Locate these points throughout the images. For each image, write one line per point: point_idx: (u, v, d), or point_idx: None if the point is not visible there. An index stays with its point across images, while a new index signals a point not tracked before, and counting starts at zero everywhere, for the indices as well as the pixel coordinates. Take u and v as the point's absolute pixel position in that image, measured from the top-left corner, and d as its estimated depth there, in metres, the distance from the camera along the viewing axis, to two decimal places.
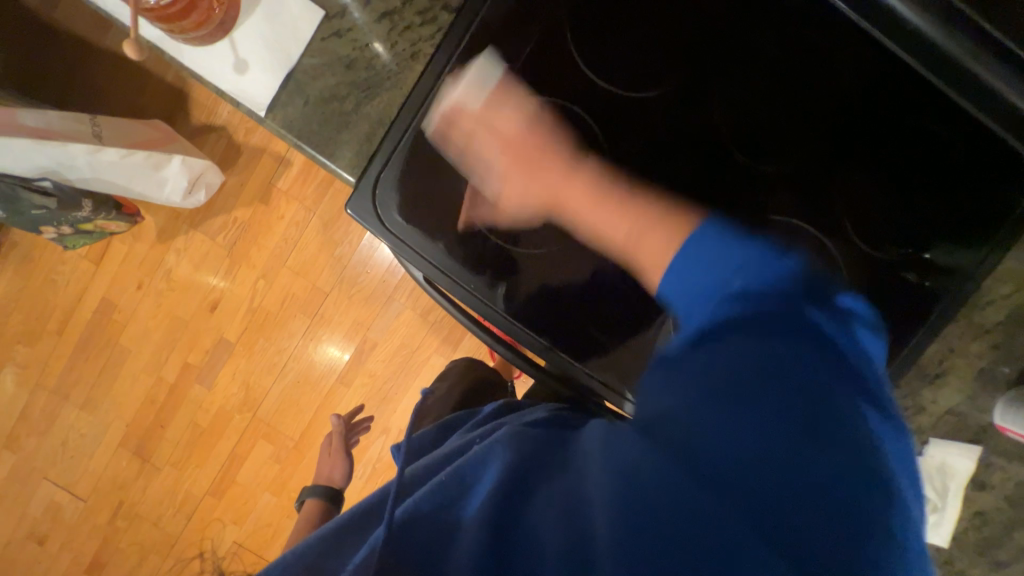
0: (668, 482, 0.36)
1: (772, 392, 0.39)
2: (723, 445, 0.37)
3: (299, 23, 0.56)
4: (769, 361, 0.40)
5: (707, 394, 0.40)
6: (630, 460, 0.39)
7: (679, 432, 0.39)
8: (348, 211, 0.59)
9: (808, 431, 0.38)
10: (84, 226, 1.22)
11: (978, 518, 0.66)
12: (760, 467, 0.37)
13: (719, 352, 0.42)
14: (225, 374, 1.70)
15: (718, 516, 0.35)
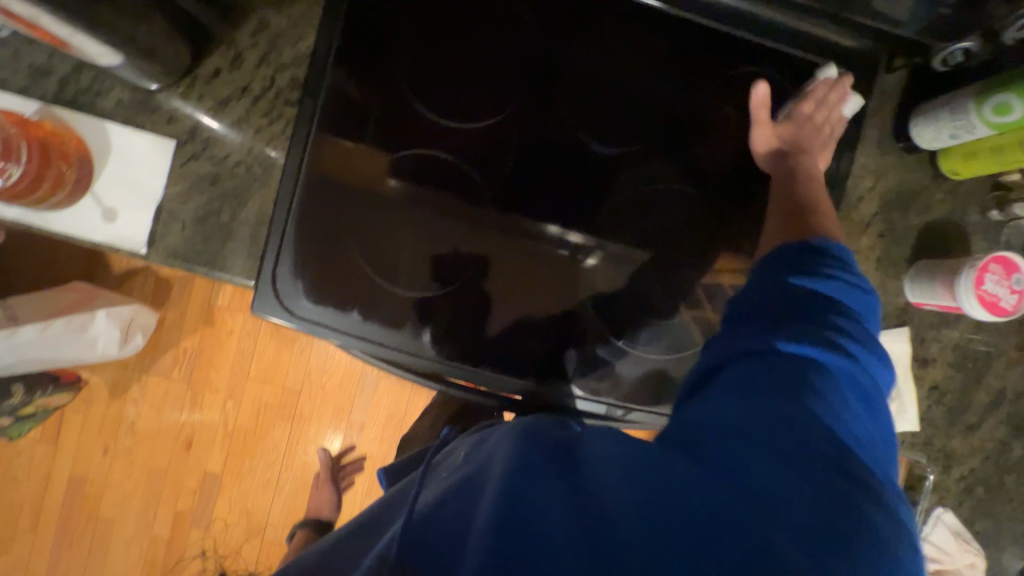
0: (712, 509, 0.34)
1: (834, 433, 0.38)
2: (780, 478, 0.35)
3: (154, 158, 0.58)
4: (820, 384, 0.41)
5: (757, 418, 0.39)
6: (673, 466, 0.37)
7: (740, 454, 0.37)
8: (255, 312, 0.60)
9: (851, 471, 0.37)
10: (24, 411, 1.17)
11: (934, 392, 0.69)
12: (801, 492, 0.35)
13: (765, 376, 0.42)
14: (220, 508, 1.62)
15: (767, 541, 0.32)
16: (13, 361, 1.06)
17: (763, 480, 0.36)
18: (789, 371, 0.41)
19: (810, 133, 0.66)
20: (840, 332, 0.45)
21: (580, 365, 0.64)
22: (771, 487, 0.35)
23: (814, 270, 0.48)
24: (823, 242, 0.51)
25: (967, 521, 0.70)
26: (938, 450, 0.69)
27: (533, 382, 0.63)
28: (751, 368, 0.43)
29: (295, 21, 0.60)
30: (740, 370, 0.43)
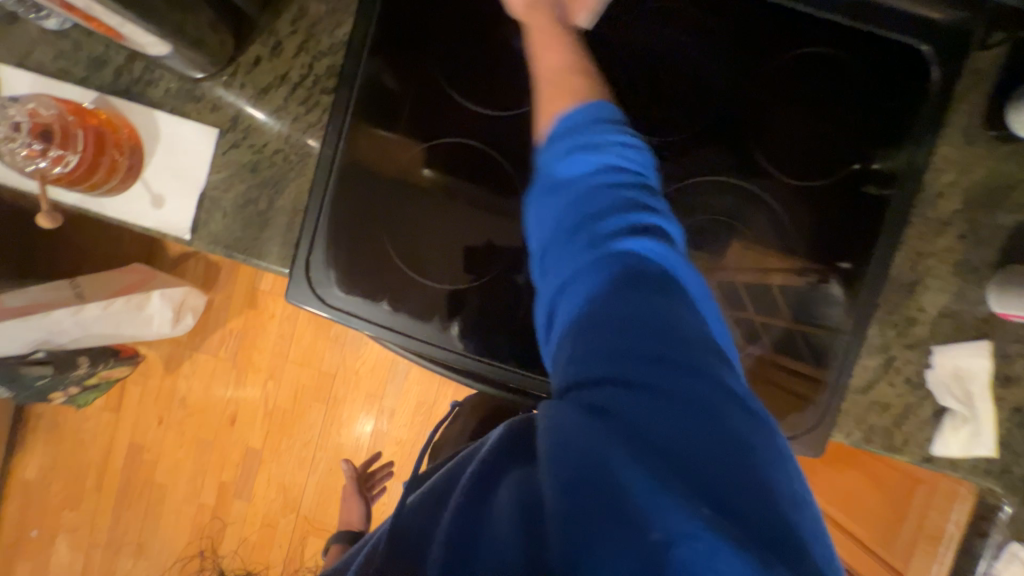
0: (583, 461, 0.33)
1: (661, 343, 0.35)
2: (640, 414, 0.34)
3: (198, 146, 0.60)
4: (660, 302, 0.36)
5: (603, 357, 0.36)
6: (562, 428, 0.35)
7: (594, 402, 0.35)
8: (290, 300, 0.61)
9: (705, 372, 0.34)
10: (90, 381, 1.28)
11: (1018, 414, 0.61)
12: (664, 427, 0.33)
13: (594, 304, 0.38)
14: (260, 481, 1.71)
15: (633, 490, 0.31)
16: (79, 336, 1.13)
17: (632, 427, 0.34)
18: (617, 274, 0.37)
19: (878, 124, 0.60)
20: (647, 208, 0.40)
21: None
22: (640, 433, 0.33)
23: (611, 158, 0.41)
24: (612, 135, 0.42)
25: None
26: (1020, 480, 0.61)
27: None
28: (577, 296, 0.39)
29: (333, 6, 0.59)
30: (574, 302, 0.39)
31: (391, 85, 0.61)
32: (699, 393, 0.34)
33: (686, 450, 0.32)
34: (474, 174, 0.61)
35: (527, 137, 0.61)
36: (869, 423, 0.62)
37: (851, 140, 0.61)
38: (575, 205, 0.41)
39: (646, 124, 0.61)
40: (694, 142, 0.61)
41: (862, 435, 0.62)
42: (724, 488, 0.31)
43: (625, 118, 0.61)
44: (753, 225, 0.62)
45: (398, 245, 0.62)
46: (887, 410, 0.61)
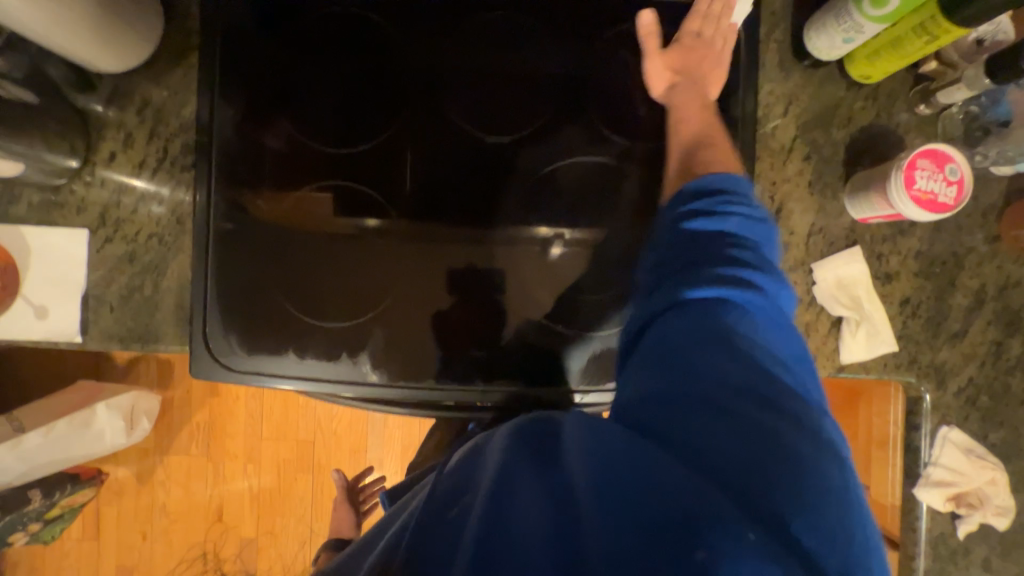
0: (635, 467, 0.35)
1: (741, 375, 0.37)
2: (709, 443, 0.35)
3: (71, 249, 0.60)
4: (735, 355, 0.38)
5: (672, 388, 0.38)
6: (613, 454, 0.36)
7: (663, 426, 0.37)
8: (195, 375, 0.61)
9: (781, 407, 0.36)
10: (51, 513, 1.22)
11: (906, 307, 0.65)
12: (733, 463, 0.34)
13: (692, 322, 0.40)
14: (262, 570, 1.65)
15: (687, 499, 0.32)
16: (24, 470, 1.10)
17: (700, 458, 0.34)
18: (703, 312, 0.40)
19: (702, 73, 0.64)
20: (745, 263, 0.43)
21: (523, 356, 0.64)
22: (710, 464, 0.34)
23: (710, 238, 0.45)
24: (740, 215, 0.46)
25: (978, 435, 0.65)
26: (926, 366, 0.65)
27: (483, 384, 0.63)
28: (659, 324, 0.42)
29: (176, 90, 0.62)
30: (655, 334, 0.42)
31: (251, 145, 0.63)
32: (766, 429, 0.35)
33: (748, 475, 0.33)
34: (347, 210, 0.64)
35: (389, 164, 0.64)
36: None
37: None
38: (671, 249, 0.45)
39: (493, 126, 0.64)
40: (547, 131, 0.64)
41: None
42: (765, 489, 0.33)
43: (472, 125, 0.64)
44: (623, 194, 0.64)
45: (293, 293, 0.63)
46: None
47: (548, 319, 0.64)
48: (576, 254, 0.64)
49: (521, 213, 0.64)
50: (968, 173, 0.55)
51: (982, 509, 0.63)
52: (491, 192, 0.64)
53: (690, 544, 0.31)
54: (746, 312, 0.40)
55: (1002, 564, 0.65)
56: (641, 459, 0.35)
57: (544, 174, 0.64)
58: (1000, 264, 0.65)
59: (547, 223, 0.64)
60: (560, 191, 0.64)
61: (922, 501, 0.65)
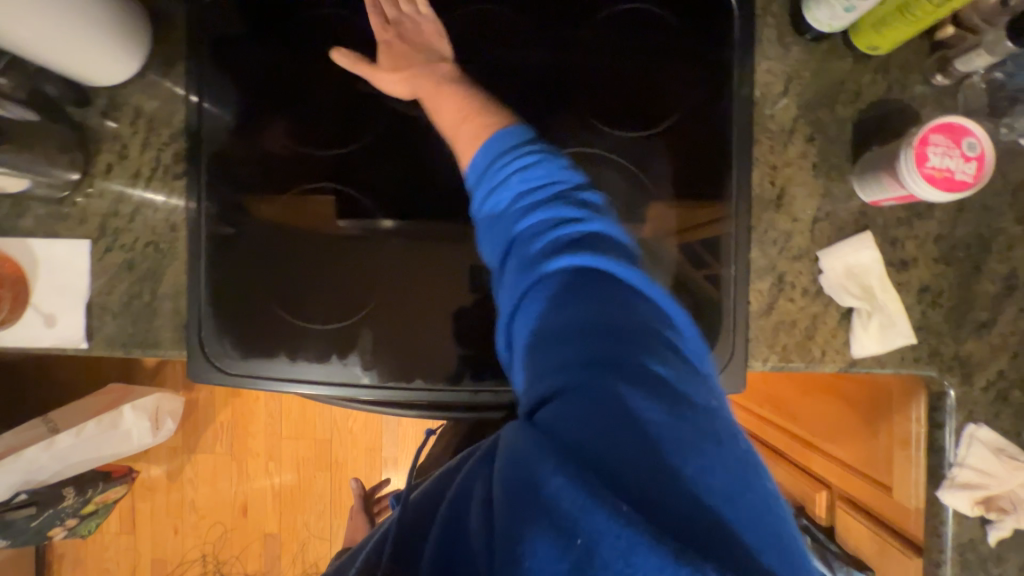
0: (510, 460, 0.36)
1: (591, 342, 0.38)
2: (584, 421, 0.35)
3: (74, 259, 0.63)
4: (602, 329, 0.38)
5: (547, 374, 0.39)
6: (514, 445, 0.37)
7: (545, 419, 0.37)
8: (192, 378, 0.63)
9: (641, 372, 0.37)
10: (87, 508, 1.30)
11: (926, 295, 0.60)
12: (614, 449, 0.34)
13: (547, 307, 0.41)
14: (286, 564, 1.70)
15: (558, 487, 0.33)
16: (57, 470, 1.15)
17: (580, 441, 0.35)
18: (567, 289, 0.40)
19: (693, 56, 0.61)
20: (573, 220, 0.43)
21: None
22: (590, 448, 0.34)
23: (563, 201, 0.44)
24: (571, 179, 0.46)
25: (1011, 433, 0.60)
26: (949, 359, 0.60)
27: (475, 384, 0.62)
28: (523, 313, 0.42)
29: (167, 100, 0.63)
30: (521, 327, 0.42)
31: (243, 151, 0.64)
32: (643, 406, 0.35)
33: (629, 464, 0.34)
34: (332, 214, 0.64)
35: (373, 166, 0.64)
36: (781, 343, 0.61)
37: (679, 75, 0.61)
38: (513, 232, 0.45)
39: None
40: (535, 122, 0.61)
41: (778, 356, 0.61)
42: (651, 476, 0.33)
43: None
44: (614, 185, 0.62)
45: (285, 296, 0.64)
46: (794, 326, 0.60)
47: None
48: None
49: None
50: (989, 147, 0.50)
51: (1016, 514, 0.58)
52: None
53: (568, 533, 0.32)
54: (599, 280, 0.40)
55: None
56: (530, 446, 0.36)
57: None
58: None
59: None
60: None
61: (948, 505, 0.60)
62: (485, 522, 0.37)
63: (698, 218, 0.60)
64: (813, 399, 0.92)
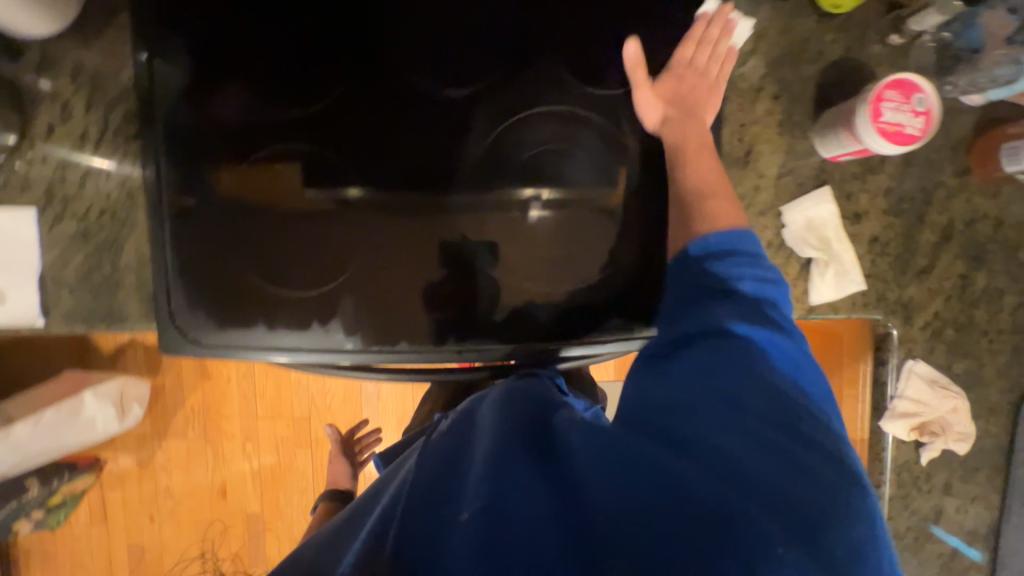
0: (656, 470, 0.42)
1: (755, 390, 0.45)
2: (730, 449, 0.42)
3: (19, 230, 0.58)
4: (752, 376, 0.46)
5: (715, 413, 0.44)
6: (626, 446, 0.44)
7: (681, 430, 0.44)
8: (165, 352, 0.61)
9: (794, 426, 0.44)
10: (53, 500, 1.24)
11: (875, 245, 0.65)
12: (757, 478, 0.41)
13: (727, 358, 0.47)
14: (271, 541, 1.71)
15: (703, 495, 0.40)
16: (17, 461, 1.11)
17: (726, 463, 0.42)
18: (731, 340, 0.48)
19: (665, 11, 0.61)
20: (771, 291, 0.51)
21: (494, 313, 0.64)
22: (734, 473, 0.41)
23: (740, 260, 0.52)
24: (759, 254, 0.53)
25: (943, 366, 0.67)
26: (893, 302, 0.66)
27: (458, 344, 0.63)
28: (691, 360, 0.49)
29: (110, 53, 0.58)
30: (682, 370, 0.48)
31: (201, 113, 0.60)
32: (784, 444, 0.43)
33: (765, 488, 0.41)
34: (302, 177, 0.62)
35: (343, 127, 0.62)
36: None
37: (652, 32, 0.61)
38: (712, 286, 0.51)
39: (447, 79, 0.61)
40: (509, 84, 0.61)
41: None
42: (773, 497, 0.40)
43: (426, 79, 0.61)
44: (587, 149, 0.63)
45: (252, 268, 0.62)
46: None
47: (517, 280, 0.63)
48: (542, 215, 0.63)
49: (485, 174, 0.63)
50: (935, 103, 0.54)
51: (944, 436, 0.66)
52: (454, 155, 0.63)
53: (712, 538, 0.38)
54: (770, 354, 0.47)
55: (962, 486, 0.69)
56: (675, 463, 0.42)
57: (508, 132, 0.63)
58: (968, 199, 0.65)
59: (512, 184, 0.62)
60: (524, 150, 0.63)
61: (888, 433, 0.67)
62: (586, 517, 0.42)
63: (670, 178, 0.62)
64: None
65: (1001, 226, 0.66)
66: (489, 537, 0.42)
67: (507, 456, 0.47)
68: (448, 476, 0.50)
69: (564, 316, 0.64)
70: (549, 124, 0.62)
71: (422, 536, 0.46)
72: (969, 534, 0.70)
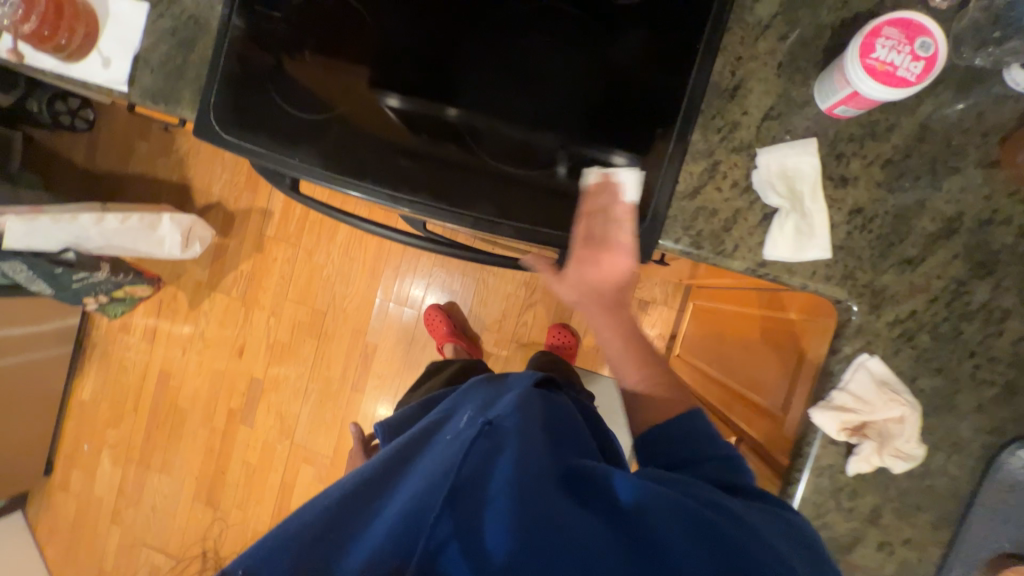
0: (677, 510, 0.47)
1: (811, 565, 0.49)
2: (722, 500, 0.50)
3: (135, 17, 0.76)
4: (712, 463, 0.56)
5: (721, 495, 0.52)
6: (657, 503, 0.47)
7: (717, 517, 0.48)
8: (195, 137, 0.75)
9: (813, 546, 0.51)
10: (116, 294, 1.51)
11: (856, 217, 0.59)
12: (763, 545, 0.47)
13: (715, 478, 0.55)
14: (262, 410, 1.90)
15: None
16: (101, 245, 1.35)
17: (734, 521, 0.48)
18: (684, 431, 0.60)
19: None
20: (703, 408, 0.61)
21: (448, 183, 0.67)
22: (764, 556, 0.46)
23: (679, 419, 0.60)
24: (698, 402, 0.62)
25: (906, 375, 0.59)
26: (859, 285, 0.59)
27: (415, 199, 0.67)
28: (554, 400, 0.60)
29: None
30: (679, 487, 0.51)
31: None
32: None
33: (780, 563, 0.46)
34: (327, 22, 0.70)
35: None
36: (696, 229, 0.63)
37: None
38: (689, 429, 0.59)
39: None
40: (560, 31, 0.64)
41: (690, 240, 0.63)
42: None
43: None
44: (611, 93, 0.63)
45: (257, 83, 0.72)
46: (715, 216, 0.62)
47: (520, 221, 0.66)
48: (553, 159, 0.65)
49: (507, 101, 0.65)
50: (943, 45, 0.49)
51: (879, 444, 0.58)
52: (487, 117, 0.66)
53: None
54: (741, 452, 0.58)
55: (894, 521, 0.59)
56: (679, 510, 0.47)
57: (543, 67, 0.64)
58: (988, 195, 0.57)
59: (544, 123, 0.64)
60: (546, 91, 0.64)
61: (817, 426, 0.60)
62: (618, 542, 0.45)
63: (661, 142, 0.62)
64: (744, 351, 0.94)
65: None
66: (517, 559, 0.43)
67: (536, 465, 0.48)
68: (468, 485, 0.46)
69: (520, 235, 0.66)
70: (571, 20, 0.63)
71: (457, 537, 0.44)
72: None
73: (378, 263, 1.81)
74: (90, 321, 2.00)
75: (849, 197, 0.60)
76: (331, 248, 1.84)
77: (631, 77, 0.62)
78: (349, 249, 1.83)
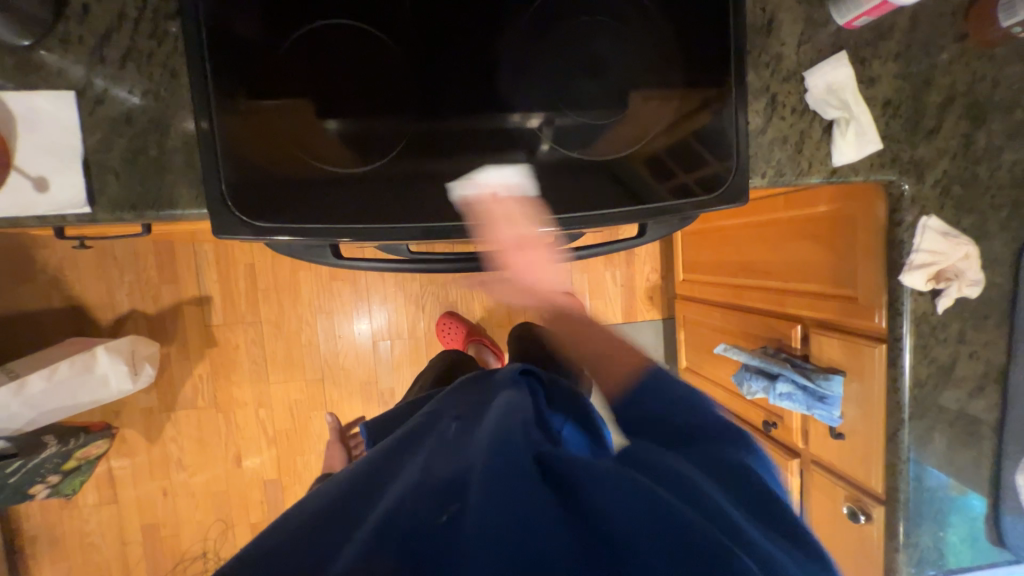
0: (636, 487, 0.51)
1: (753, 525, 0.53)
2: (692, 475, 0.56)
3: (60, 113, 0.57)
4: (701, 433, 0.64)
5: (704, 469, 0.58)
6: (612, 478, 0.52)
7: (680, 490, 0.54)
8: (219, 235, 0.59)
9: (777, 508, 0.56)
10: (68, 465, 1.19)
11: (889, 108, 0.69)
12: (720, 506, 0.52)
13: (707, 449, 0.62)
14: (291, 508, 1.69)
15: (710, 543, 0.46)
16: (34, 415, 1.09)
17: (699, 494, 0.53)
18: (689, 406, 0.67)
19: None
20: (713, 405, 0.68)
21: (525, 196, 0.64)
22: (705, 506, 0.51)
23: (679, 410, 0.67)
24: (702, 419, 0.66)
25: (953, 221, 0.73)
26: (906, 162, 0.71)
27: (492, 225, 0.63)
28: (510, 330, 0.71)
29: None
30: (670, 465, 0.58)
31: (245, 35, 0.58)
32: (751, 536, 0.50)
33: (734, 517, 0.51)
34: (331, 59, 0.60)
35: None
36: (776, 159, 0.68)
37: None
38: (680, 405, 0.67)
39: None
40: (587, 20, 0.63)
41: (774, 170, 0.69)
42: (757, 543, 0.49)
43: None
44: (613, 62, 0.64)
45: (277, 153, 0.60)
46: (786, 142, 0.68)
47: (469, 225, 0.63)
48: (558, 139, 0.64)
49: (511, 95, 0.63)
50: None
51: (958, 282, 0.72)
52: (535, 117, 0.63)
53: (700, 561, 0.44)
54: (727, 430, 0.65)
55: (974, 333, 0.75)
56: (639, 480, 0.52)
57: (588, 56, 0.64)
58: (968, 62, 0.70)
59: (529, 106, 0.63)
60: (587, 78, 0.64)
61: (907, 286, 0.74)
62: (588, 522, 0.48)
63: (682, 93, 0.65)
64: (772, 252, 1.07)
65: (998, 88, 0.71)
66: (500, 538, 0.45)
67: (510, 442, 0.54)
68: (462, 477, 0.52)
69: (561, 228, 0.64)
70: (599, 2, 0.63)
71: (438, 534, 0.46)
72: (983, 380, 0.76)
73: (359, 305, 1.65)
74: (16, 513, 1.57)
75: (879, 93, 0.69)
76: (301, 309, 1.62)
77: (680, 43, 0.64)
78: (321, 303, 1.63)
